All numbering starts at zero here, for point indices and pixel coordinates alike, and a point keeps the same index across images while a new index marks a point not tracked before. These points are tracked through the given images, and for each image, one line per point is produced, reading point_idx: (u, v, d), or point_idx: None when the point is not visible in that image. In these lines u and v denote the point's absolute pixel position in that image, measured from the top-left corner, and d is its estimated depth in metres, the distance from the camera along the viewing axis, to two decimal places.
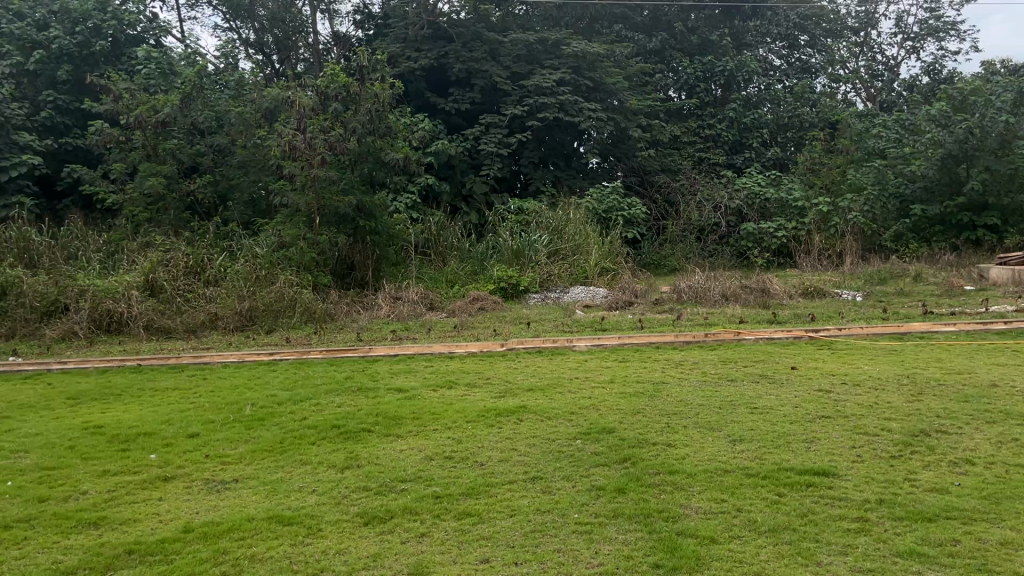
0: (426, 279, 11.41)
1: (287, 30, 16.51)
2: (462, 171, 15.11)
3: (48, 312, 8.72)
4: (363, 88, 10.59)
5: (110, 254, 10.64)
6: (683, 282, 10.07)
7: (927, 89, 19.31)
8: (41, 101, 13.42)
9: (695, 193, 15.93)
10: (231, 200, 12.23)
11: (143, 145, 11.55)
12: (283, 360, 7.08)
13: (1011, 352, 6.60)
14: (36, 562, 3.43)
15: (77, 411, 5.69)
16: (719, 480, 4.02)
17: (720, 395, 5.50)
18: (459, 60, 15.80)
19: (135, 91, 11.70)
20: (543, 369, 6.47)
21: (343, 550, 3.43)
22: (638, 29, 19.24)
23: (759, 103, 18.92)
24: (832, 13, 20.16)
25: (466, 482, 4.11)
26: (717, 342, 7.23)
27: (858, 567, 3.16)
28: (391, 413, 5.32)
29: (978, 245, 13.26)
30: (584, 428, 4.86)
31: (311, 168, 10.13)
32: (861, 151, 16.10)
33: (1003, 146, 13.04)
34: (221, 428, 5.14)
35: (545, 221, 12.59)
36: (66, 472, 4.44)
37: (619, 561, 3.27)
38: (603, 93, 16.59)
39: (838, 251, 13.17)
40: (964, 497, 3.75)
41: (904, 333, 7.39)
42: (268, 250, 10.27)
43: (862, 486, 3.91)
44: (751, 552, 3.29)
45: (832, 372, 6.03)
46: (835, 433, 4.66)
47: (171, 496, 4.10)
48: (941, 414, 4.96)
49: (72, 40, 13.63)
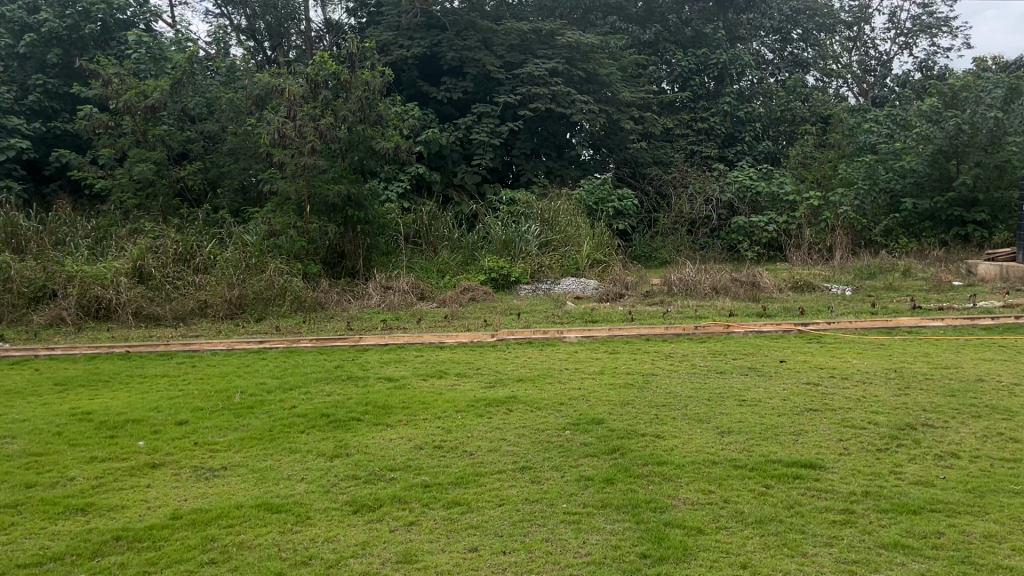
0: (417, 268, 11.31)
1: (280, 17, 16.35)
2: (453, 161, 15.04)
3: (37, 298, 8.66)
4: (353, 76, 10.44)
5: (99, 240, 10.57)
6: (674, 275, 10.08)
7: (919, 86, 19.53)
8: (29, 84, 13.30)
9: (687, 185, 15.84)
10: (220, 187, 12.13)
11: (133, 130, 11.41)
12: (273, 348, 7.06)
13: (997, 347, 6.65)
14: (23, 548, 3.41)
15: (64, 398, 5.64)
16: (707, 471, 4.05)
17: (709, 388, 5.52)
18: (453, 49, 15.76)
19: (124, 76, 11.52)
20: (534, 360, 6.45)
21: (331, 539, 3.43)
22: (632, 21, 19.34)
23: (752, 96, 18.81)
24: (825, 7, 20.25)
25: (455, 472, 4.12)
26: (707, 334, 7.26)
27: (844, 558, 3.19)
28: (381, 402, 5.31)
29: (966, 241, 13.39)
30: (573, 419, 4.87)
31: (301, 157, 10.07)
32: (852, 145, 16.14)
33: (993, 141, 13.02)
34: (210, 416, 5.12)
35: (536, 213, 12.58)
36: (53, 458, 4.42)
37: (607, 551, 3.29)
38: (596, 84, 16.52)
39: (827, 245, 13.23)
40: (949, 490, 3.79)
41: (892, 328, 7.41)
42: (258, 238, 10.22)
43: (848, 478, 3.94)
44: (738, 544, 3.31)
45: (821, 366, 6.07)
46: (823, 426, 4.69)
47: (159, 483, 4.08)
48: (928, 407, 5.00)
49: (62, 23, 13.47)
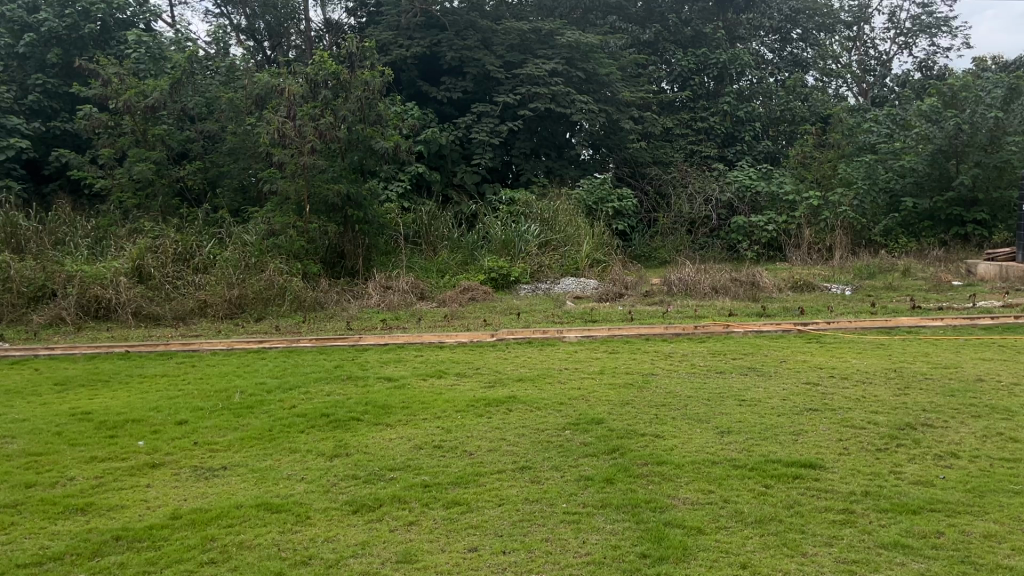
0: (417, 267, 11.31)
1: (279, 16, 16.35)
2: (453, 160, 15.04)
3: (36, 298, 8.66)
4: (353, 76, 10.44)
5: (98, 240, 10.56)
6: (673, 275, 10.08)
7: (919, 85, 19.50)
8: (29, 84, 13.30)
9: (687, 185, 15.84)
10: (220, 187, 12.13)
11: (133, 130, 11.41)
12: (273, 348, 7.06)
13: (996, 347, 6.66)
14: (22, 548, 3.41)
15: (64, 398, 5.64)
16: (707, 471, 4.05)
17: (709, 387, 5.52)
18: (452, 49, 15.76)
19: (124, 76, 11.51)
20: (533, 360, 6.46)
21: (331, 538, 3.43)
22: (632, 20, 19.33)
23: (751, 96, 18.78)
24: (825, 7, 20.29)
25: (455, 471, 4.12)
26: (706, 334, 7.26)
27: (844, 558, 3.19)
28: (381, 402, 5.31)
29: (966, 241, 13.39)
30: (572, 419, 4.87)
31: (300, 156, 10.07)
32: (852, 145, 16.14)
33: (993, 141, 13.02)
34: (210, 416, 5.12)
35: (535, 213, 12.58)
36: (53, 458, 4.42)
37: (606, 551, 3.29)
38: (595, 84, 16.52)
39: (827, 245, 13.23)
40: (948, 489, 3.79)
41: (892, 328, 7.41)
42: (258, 238, 10.22)
43: (847, 477, 3.95)
44: (737, 543, 3.32)
45: (821, 365, 6.07)
46: (823, 426, 4.70)
47: (159, 483, 4.08)
48: (928, 407, 5.00)
49: (61, 23, 13.46)
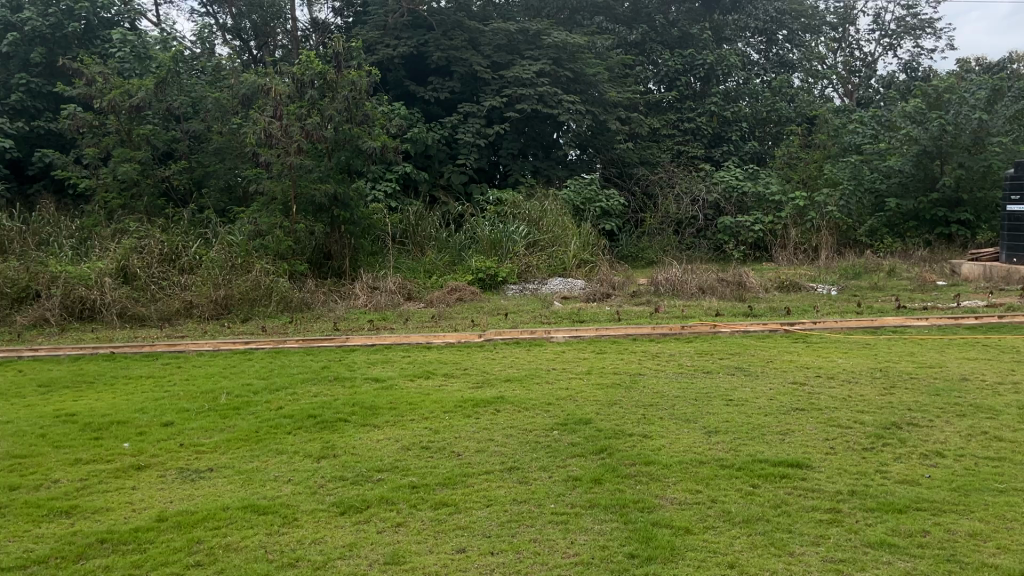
0: (404, 268, 11.27)
1: (265, 16, 16.29)
2: (440, 161, 15.03)
3: (20, 299, 8.57)
4: (340, 76, 10.41)
5: (82, 240, 10.47)
6: (661, 275, 10.11)
7: (903, 86, 19.67)
8: (12, 83, 13.17)
9: (674, 185, 15.90)
10: (206, 187, 12.04)
11: (117, 130, 11.30)
12: (259, 349, 7.02)
13: (980, 346, 6.72)
14: (7, 550, 3.38)
15: (48, 400, 5.58)
16: (694, 471, 4.05)
17: (696, 387, 5.54)
18: (439, 49, 15.73)
19: (108, 75, 11.41)
20: (521, 360, 6.46)
21: (318, 540, 3.41)
22: (619, 21, 19.34)
23: (738, 96, 18.87)
24: (810, 9, 20.47)
25: (442, 472, 4.10)
26: (693, 334, 7.29)
27: (831, 557, 3.21)
28: (368, 403, 5.29)
29: (949, 241, 13.60)
30: (560, 419, 4.87)
31: (287, 156, 10.01)
32: (838, 145, 16.24)
33: (977, 142, 13.10)
34: (196, 417, 5.08)
35: (523, 213, 12.59)
36: (37, 460, 4.38)
37: (594, 551, 3.29)
38: (583, 84, 16.54)
39: (813, 246, 13.33)
40: (934, 488, 3.82)
41: (877, 327, 7.47)
42: (245, 238, 10.16)
43: (834, 477, 3.96)
44: (725, 543, 3.33)
45: (808, 365, 6.10)
46: (810, 425, 4.72)
47: (145, 485, 4.05)
48: (913, 407, 5.03)
49: (45, 22, 13.33)
